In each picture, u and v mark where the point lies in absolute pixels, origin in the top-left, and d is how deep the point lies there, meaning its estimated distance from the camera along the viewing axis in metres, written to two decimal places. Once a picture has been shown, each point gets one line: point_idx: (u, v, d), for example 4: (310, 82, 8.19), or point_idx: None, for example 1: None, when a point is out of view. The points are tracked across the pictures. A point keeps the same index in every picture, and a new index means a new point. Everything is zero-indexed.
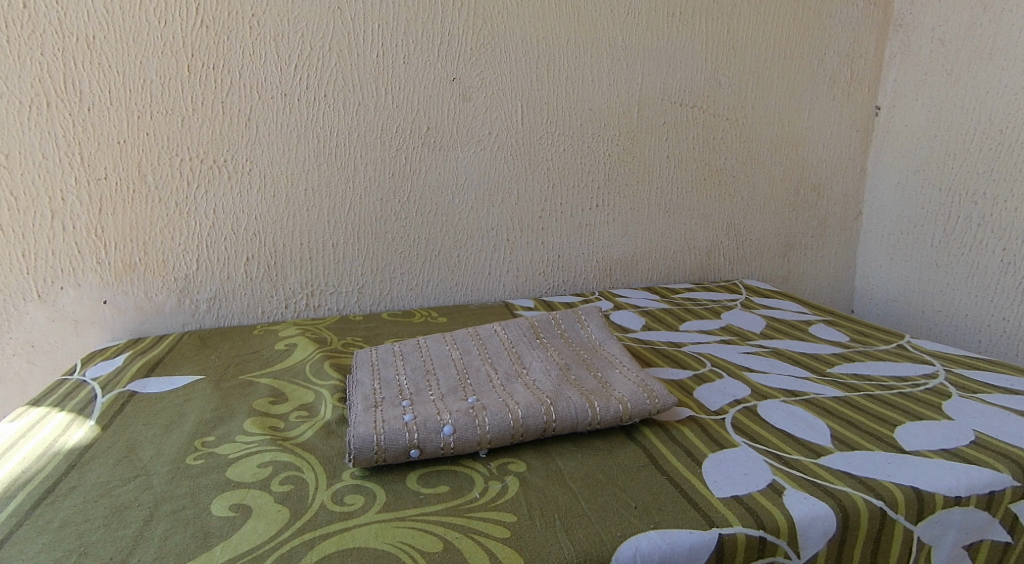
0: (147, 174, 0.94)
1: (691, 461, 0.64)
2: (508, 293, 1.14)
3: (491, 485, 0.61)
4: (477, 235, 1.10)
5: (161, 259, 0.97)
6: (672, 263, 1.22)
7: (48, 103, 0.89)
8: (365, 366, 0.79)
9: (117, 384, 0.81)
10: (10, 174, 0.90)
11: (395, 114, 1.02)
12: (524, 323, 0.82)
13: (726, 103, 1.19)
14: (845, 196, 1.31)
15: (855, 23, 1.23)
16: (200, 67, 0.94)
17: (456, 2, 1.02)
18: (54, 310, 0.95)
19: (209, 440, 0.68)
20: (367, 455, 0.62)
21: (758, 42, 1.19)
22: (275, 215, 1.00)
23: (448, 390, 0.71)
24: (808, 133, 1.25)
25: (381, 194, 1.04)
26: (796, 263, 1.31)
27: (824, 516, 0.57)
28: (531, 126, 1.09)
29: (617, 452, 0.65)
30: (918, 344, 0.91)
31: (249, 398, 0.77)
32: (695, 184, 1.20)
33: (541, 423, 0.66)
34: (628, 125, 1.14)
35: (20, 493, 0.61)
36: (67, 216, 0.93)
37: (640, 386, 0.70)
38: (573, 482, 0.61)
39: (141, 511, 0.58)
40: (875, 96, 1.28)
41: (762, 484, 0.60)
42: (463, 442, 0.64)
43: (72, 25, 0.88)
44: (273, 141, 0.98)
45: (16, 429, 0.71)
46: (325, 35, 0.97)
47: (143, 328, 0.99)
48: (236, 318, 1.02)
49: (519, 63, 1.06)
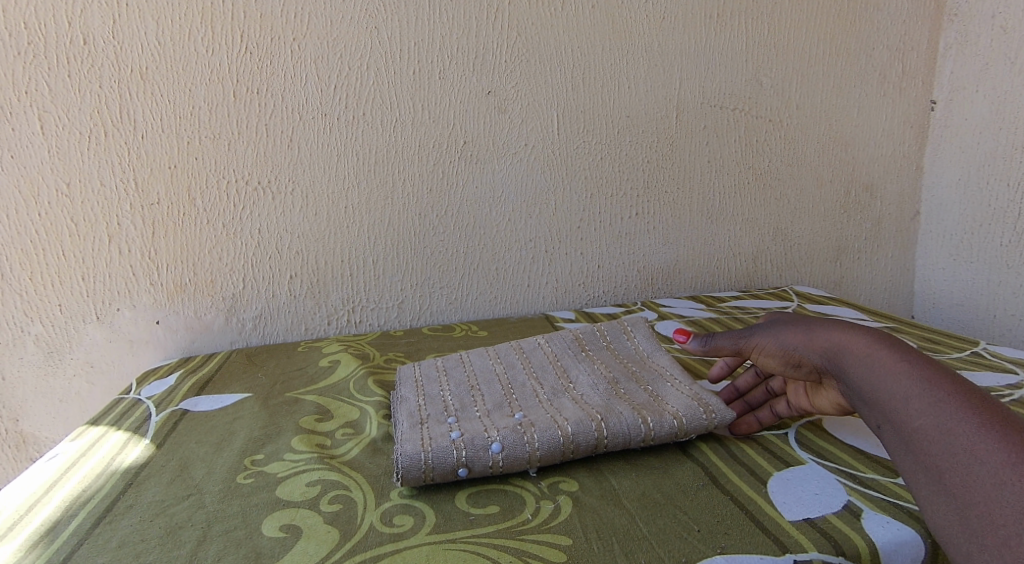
0: (196, 197, 0.95)
1: (754, 480, 0.61)
2: (548, 306, 1.12)
3: (543, 506, 0.59)
4: (517, 248, 1.08)
5: (210, 279, 0.98)
6: (718, 270, 1.19)
7: (106, 133, 0.91)
8: (409, 382, 0.77)
9: (171, 403, 0.81)
10: (71, 203, 0.92)
11: (432, 129, 1.02)
12: (568, 335, 0.80)
13: (768, 104, 1.16)
14: (900, 196, 1.26)
15: (905, 16, 1.19)
16: (245, 92, 0.94)
17: (491, 15, 1.01)
18: (111, 331, 0.97)
19: (258, 458, 0.68)
20: (415, 474, 0.61)
21: (802, 39, 1.15)
22: (317, 233, 1.00)
23: (494, 406, 0.70)
24: (859, 131, 1.21)
25: (421, 209, 1.04)
26: (848, 267, 1.26)
27: (909, 541, 0.54)
28: (569, 136, 1.07)
29: (674, 470, 0.63)
30: (995, 352, 0.86)
31: (296, 416, 0.76)
32: (739, 188, 1.17)
33: (593, 439, 0.64)
34: (667, 130, 1.12)
35: (80, 512, 0.61)
36: (122, 240, 0.94)
37: (694, 400, 0.68)
38: (629, 502, 0.59)
39: (195, 531, 0.58)
40: (929, 90, 1.23)
41: (836, 506, 0.57)
42: (513, 460, 0.62)
43: (126, 58, 0.90)
44: (315, 160, 0.98)
45: (76, 448, 0.72)
46: (363, 54, 0.97)
47: (194, 347, 1.00)
48: (281, 336, 1.02)
49: (556, 73, 1.05)
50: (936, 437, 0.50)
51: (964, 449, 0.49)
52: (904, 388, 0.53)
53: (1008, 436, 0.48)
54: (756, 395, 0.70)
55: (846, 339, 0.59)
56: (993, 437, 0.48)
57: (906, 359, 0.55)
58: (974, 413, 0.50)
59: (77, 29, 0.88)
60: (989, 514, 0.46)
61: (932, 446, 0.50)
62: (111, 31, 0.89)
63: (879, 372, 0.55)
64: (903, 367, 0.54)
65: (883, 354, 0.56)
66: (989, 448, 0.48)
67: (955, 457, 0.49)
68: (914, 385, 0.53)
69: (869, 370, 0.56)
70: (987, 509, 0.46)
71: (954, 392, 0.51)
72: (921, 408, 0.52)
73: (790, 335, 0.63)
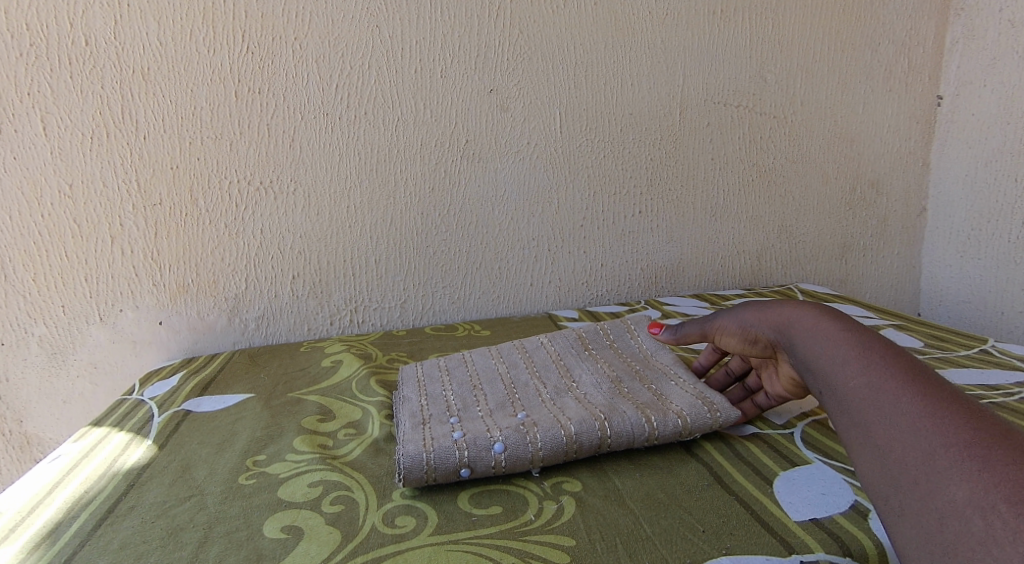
0: (198, 197, 0.95)
1: (760, 480, 0.60)
2: (552, 304, 1.12)
3: (546, 506, 0.59)
4: (519, 247, 1.08)
5: (212, 280, 0.98)
6: (722, 268, 1.19)
7: (108, 133, 0.91)
8: (411, 382, 0.77)
9: (173, 403, 0.81)
10: (73, 204, 0.92)
11: (434, 128, 1.01)
12: (571, 334, 0.80)
13: (773, 101, 1.15)
14: (906, 192, 1.25)
15: (910, 11, 1.18)
16: (247, 92, 0.94)
17: (492, 13, 1.00)
18: (114, 332, 0.97)
19: (260, 459, 0.68)
20: (416, 475, 0.60)
21: (807, 35, 1.14)
22: (320, 233, 1.00)
23: (496, 406, 0.69)
24: (864, 128, 1.20)
25: (423, 208, 1.03)
26: (854, 265, 1.26)
27: None
28: (571, 134, 1.07)
29: (678, 470, 0.62)
30: (1004, 349, 0.86)
31: (298, 416, 0.76)
32: (743, 186, 1.16)
33: (596, 438, 0.63)
34: (670, 128, 1.11)
35: (82, 513, 0.61)
36: (125, 241, 0.94)
37: (699, 399, 0.67)
38: (633, 503, 0.58)
39: (196, 532, 0.58)
40: (935, 86, 1.22)
41: (843, 506, 0.56)
42: (516, 460, 0.62)
43: (128, 58, 0.90)
44: (317, 159, 0.98)
45: (78, 449, 0.72)
46: (365, 53, 0.97)
47: (197, 348, 0.99)
48: (284, 336, 1.02)
49: (558, 71, 1.04)
50: (867, 395, 0.52)
51: (890, 405, 0.50)
52: (842, 353, 0.55)
53: (931, 393, 0.49)
54: (733, 391, 0.71)
55: (795, 315, 0.61)
56: (916, 394, 0.50)
57: (848, 329, 0.57)
58: (904, 375, 0.51)
59: (78, 30, 0.88)
60: (906, 459, 0.47)
61: (862, 404, 0.52)
62: (112, 31, 0.89)
63: (822, 341, 0.57)
64: (844, 336, 0.57)
65: (828, 326, 0.58)
66: (912, 402, 0.49)
67: (881, 412, 0.50)
68: (850, 351, 0.55)
69: (814, 340, 0.58)
70: (903, 455, 0.47)
71: (888, 357, 0.53)
72: (857, 371, 0.53)
73: (749, 313, 0.65)
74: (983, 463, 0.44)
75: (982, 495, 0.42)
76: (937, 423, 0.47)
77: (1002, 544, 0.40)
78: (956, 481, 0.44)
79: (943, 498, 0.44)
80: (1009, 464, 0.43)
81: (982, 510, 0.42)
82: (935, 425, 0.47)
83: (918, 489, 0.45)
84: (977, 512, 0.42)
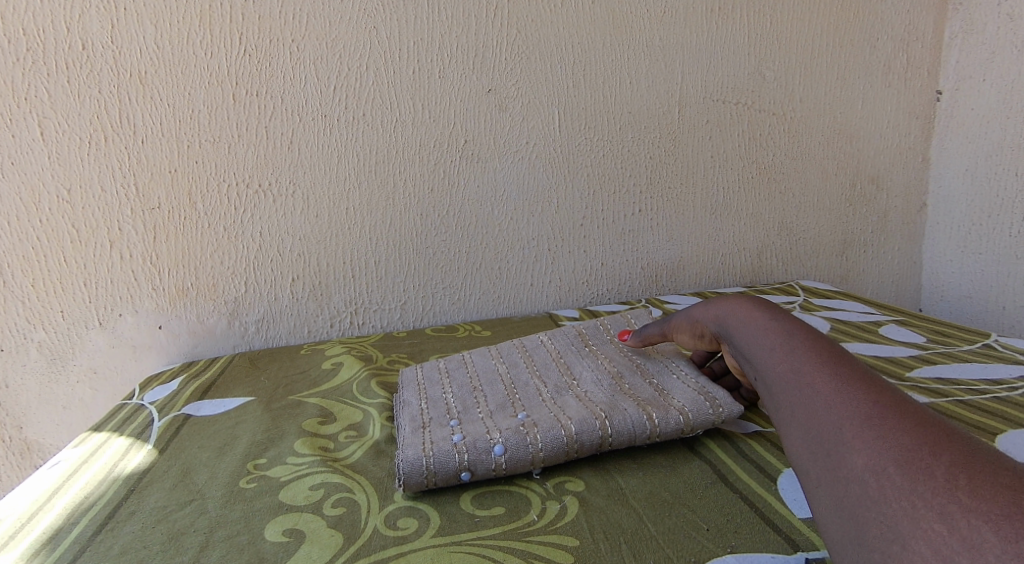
0: (196, 201, 0.95)
1: (764, 477, 0.60)
2: (552, 304, 1.12)
3: (548, 506, 0.59)
4: (519, 247, 1.08)
5: (212, 283, 0.98)
6: (723, 266, 1.18)
7: (106, 138, 0.91)
8: (411, 385, 0.76)
9: (173, 407, 0.80)
10: (72, 208, 0.91)
11: (432, 129, 1.01)
12: (571, 331, 0.80)
13: (772, 98, 1.15)
14: (906, 187, 1.25)
15: (908, 6, 1.18)
16: (245, 94, 0.94)
17: (489, 12, 1.00)
18: (114, 337, 0.96)
19: (261, 462, 0.67)
20: (417, 480, 0.60)
21: (805, 32, 1.14)
22: (319, 235, 1.00)
23: (496, 406, 0.69)
24: (864, 124, 1.20)
25: (422, 210, 1.03)
26: (855, 261, 1.25)
27: None
28: (570, 133, 1.06)
29: (681, 469, 0.62)
30: (1007, 344, 0.85)
31: (299, 419, 0.76)
32: (743, 183, 1.16)
33: (597, 438, 0.63)
34: (669, 126, 1.11)
35: (82, 519, 0.60)
36: (124, 245, 0.94)
37: (701, 394, 0.67)
38: (637, 503, 0.58)
39: (197, 536, 0.57)
40: (935, 81, 1.22)
41: None
42: (516, 462, 0.61)
43: (126, 62, 0.90)
44: (315, 161, 0.98)
45: (78, 455, 0.71)
46: (362, 54, 0.97)
47: (197, 352, 0.99)
48: (284, 338, 1.02)
49: (556, 70, 1.04)
50: (790, 378, 0.51)
51: (809, 384, 0.50)
52: (768, 340, 0.56)
53: (846, 371, 0.49)
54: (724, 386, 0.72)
55: (732, 307, 0.62)
56: (832, 373, 0.49)
57: (775, 319, 0.58)
58: (821, 357, 0.51)
59: (75, 35, 0.88)
60: (820, 433, 0.46)
61: (787, 386, 0.51)
62: (110, 36, 0.89)
63: (753, 330, 0.58)
64: (772, 324, 0.57)
65: (759, 316, 0.59)
66: (827, 380, 0.49)
67: (801, 392, 0.50)
68: (776, 337, 0.55)
69: (746, 329, 0.59)
70: (819, 430, 0.47)
71: (810, 341, 0.53)
72: (781, 357, 0.53)
73: (696, 309, 0.67)
74: (883, 433, 0.44)
75: (877, 460, 0.42)
76: (848, 399, 0.47)
77: (890, 501, 0.41)
78: (858, 449, 0.44)
79: (845, 466, 0.44)
80: (902, 430, 0.43)
81: (877, 473, 0.42)
82: (848, 401, 0.47)
83: (829, 460, 0.45)
84: (882, 482, 0.41)
